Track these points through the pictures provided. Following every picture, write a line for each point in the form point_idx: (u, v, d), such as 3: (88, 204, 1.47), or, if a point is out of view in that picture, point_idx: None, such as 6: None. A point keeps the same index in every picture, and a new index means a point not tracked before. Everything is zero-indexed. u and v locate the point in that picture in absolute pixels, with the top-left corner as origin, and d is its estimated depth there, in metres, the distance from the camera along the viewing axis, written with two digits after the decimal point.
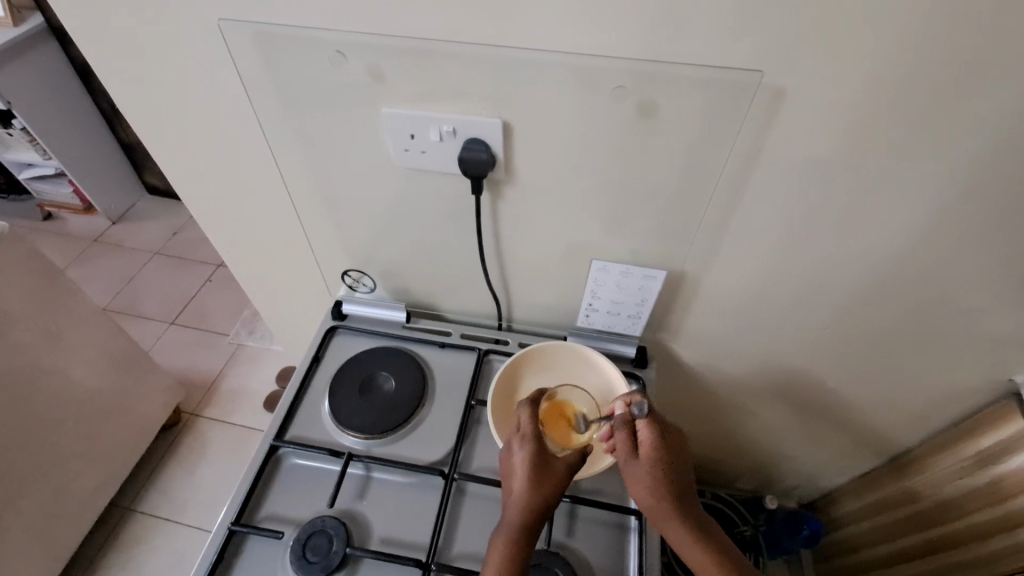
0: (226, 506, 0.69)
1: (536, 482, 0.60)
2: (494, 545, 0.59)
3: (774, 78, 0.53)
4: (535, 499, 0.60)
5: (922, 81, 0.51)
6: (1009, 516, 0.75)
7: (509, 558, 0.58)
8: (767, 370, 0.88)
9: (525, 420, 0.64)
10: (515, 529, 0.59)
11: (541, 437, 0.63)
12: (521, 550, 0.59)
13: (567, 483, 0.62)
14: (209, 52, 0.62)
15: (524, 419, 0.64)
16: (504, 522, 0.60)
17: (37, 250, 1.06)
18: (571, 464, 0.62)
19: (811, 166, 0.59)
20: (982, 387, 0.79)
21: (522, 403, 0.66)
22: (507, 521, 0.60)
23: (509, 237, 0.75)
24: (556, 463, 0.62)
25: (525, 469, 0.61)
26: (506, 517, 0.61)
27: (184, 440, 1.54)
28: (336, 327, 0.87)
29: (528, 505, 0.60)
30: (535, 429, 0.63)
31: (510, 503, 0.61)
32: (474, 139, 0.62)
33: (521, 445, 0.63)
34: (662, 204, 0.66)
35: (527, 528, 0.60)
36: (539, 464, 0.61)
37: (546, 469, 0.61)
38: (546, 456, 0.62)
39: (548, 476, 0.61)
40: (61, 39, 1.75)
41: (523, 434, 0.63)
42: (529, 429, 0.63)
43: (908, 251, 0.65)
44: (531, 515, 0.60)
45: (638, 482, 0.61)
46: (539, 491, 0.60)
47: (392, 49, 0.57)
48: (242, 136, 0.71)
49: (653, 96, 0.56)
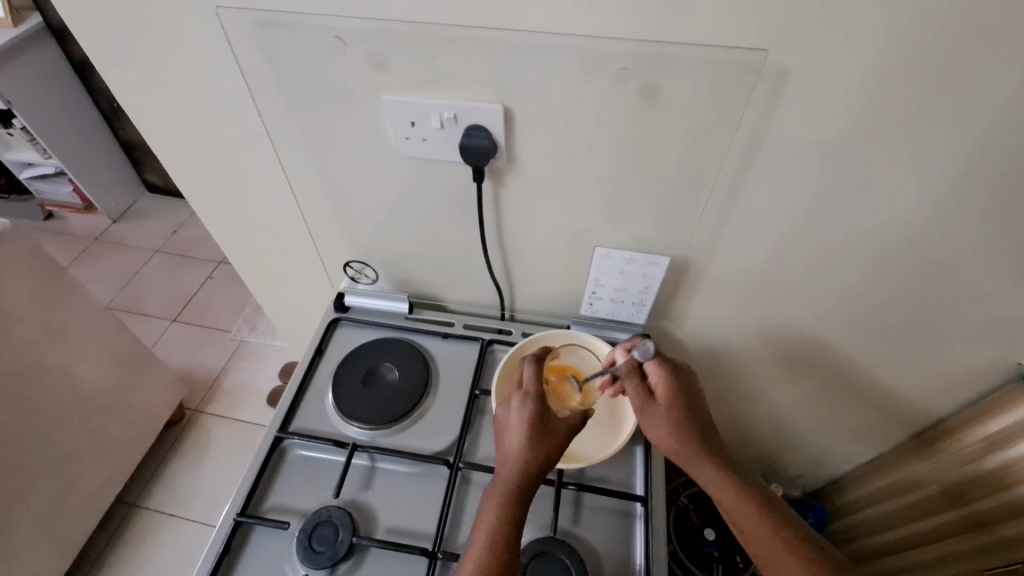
0: (232, 498, 0.69)
1: (534, 441, 0.61)
2: (485, 509, 0.58)
3: (778, 58, 0.52)
4: (533, 456, 0.60)
5: (928, 57, 0.50)
6: (1004, 508, 0.75)
7: (505, 518, 0.57)
8: (773, 357, 0.87)
9: (528, 376, 0.66)
10: (511, 487, 0.59)
11: (542, 394, 0.65)
12: (514, 513, 0.58)
13: (564, 445, 0.63)
14: (207, 40, 0.61)
15: (528, 377, 0.66)
16: (498, 481, 0.60)
17: (39, 247, 1.06)
18: (572, 424, 0.63)
19: (816, 148, 0.58)
20: (988, 371, 0.78)
21: (526, 360, 0.67)
22: (500, 479, 0.60)
23: (511, 226, 0.74)
24: (557, 423, 0.63)
25: (525, 427, 0.62)
26: (499, 474, 0.60)
27: (188, 437, 1.54)
28: (339, 319, 0.87)
29: (526, 461, 0.60)
30: (538, 386, 0.65)
31: (506, 459, 0.61)
32: (475, 126, 0.62)
33: (523, 401, 0.64)
34: (665, 189, 0.66)
35: (522, 487, 0.59)
36: (539, 421, 0.62)
37: (546, 427, 0.62)
38: (547, 415, 0.63)
39: (547, 436, 0.62)
40: (59, 38, 1.75)
41: (524, 391, 0.65)
42: (532, 386, 0.65)
43: (913, 234, 0.65)
44: (527, 473, 0.60)
45: (658, 427, 0.65)
46: (539, 449, 0.61)
47: (390, 34, 0.56)
48: (240, 125, 0.70)
49: (655, 79, 0.56)
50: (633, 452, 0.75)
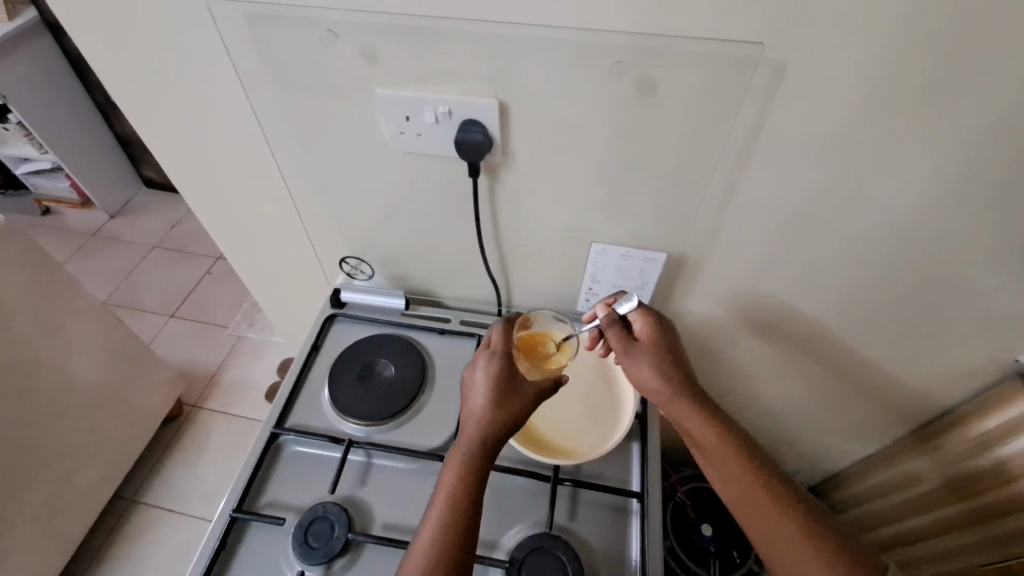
0: (228, 494, 0.69)
1: (499, 399, 0.61)
2: (447, 466, 0.58)
3: (776, 52, 0.52)
4: (497, 414, 0.60)
5: (927, 51, 0.50)
6: (1002, 502, 0.75)
7: (466, 474, 0.56)
8: (770, 352, 0.87)
9: (495, 339, 0.67)
10: (473, 444, 0.58)
11: (509, 356, 0.65)
12: (475, 470, 0.57)
13: (532, 408, 0.62)
14: (199, 34, 0.61)
15: (496, 339, 0.67)
16: (461, 439, 0.59)
17: (34, 243, 1.06)
18: (541, 387, 0.62)
19: (813, 143, 0.58)
20: (986, 368, 0.78)
21: (495, 326, 0.69)
22: (464, 437, 0.59)
23: (508, 222, 0.74)
24: (524, 384, 0.62)
25: (489, 385, 0.61)
26: (463, 432, 0.60)
27: (186, 432, 1.54)
28: (335, 315, 0.86)
29: (491, 419, 0.59)
30: (505, 347, 0.66)
31: (469, 418, 0.60)
32: (470, 120, 0.62)
33: (488, 362, 0.64)
34: (662, 184, 0.65)
35: (484, 445, 0.58)
36: (504, 381, 0.62)
37: (512, 388, 0.62)
38: (513, 374, 0.63)
39: (513, 395, 0.61)
40: (55, 32, 1.74)
41: (491, 351, 0.66)
42: (499, 347, 0.66)
43: (912, 229, 0.64)
44: (489, 430, 0.59)
45: (642, 371, 0.65)
46: (505, 407, 0.60)
47: (384, 27, 0.56)
48: (234, 119, 0.70)
49: (652, 73, 0.55)
50: (629, 447, 0.75)
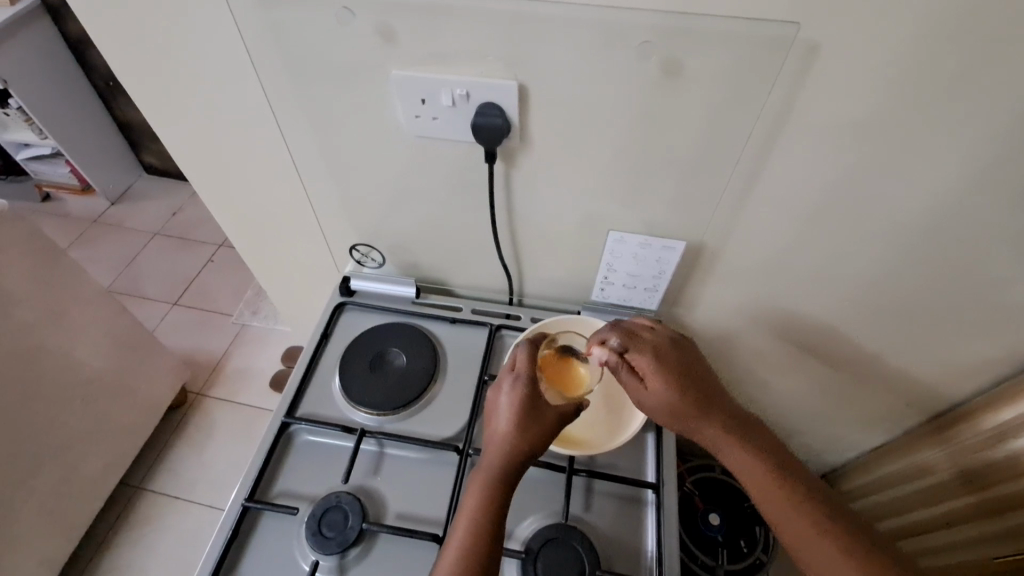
0: (240, 484, 0.68)
1: (522, 424, 0.59)
2: (471, 490, 0.57)
3: (809, 32, 0.50)
4: (520, 439, 0.58)
5: (967, 32, 0.48)
6: (1009, 496, 0.75)
7: (485, 500, 0.56)
8: (785, 342, 0.86)
9: (520, 359, 0.64)
10: (492, 469, 0.57)
11: (535, 378, 0.62)
12: (496, 496, 0.56)
13: (553, 433, 0.60)
14: (208, 11, 0.59)
15: (520, 360, 0.64)
16: (483, 463, 0.58)
17: (37, 229, 1.04)
18: (562, 412, 0.60)
19: (842, 129, 0.56)
20: (1006, 359, 0.77)
21: (520, 344, 0.66)
22: (486, 461, 0.58)
23: (522, 209, 0.72)
24: (547, 410, 0.60)
25: (513, 409, 0.60)
26: (486, 456, 0.59)
27: (191, 420, 1.54)
28: (344, 303, 0.85)
29: (513, 444, 0.58)
30: (529, 370, 0.63)
31: (491, 441, 0.59)
32: (488, 103, 0.60)
33: (512, 385, 0.62)
34: (683, 170, 0.64)
35: (506, 471, 0.57)
36: (528, 405, 0.60)
37: (536, 413, 0.60)
38: (537, 399, 0.61)
39: (536, 420, 0.60)
40: (54, 14, 1.70)
41: (516, 372, 0.63)
42: (524, 368, 0.63)
43: (936, 218, 0.63)
44: (511, 455, 0.58)
45: (659, 399, 0.63)
46: (527, 431, 0.59)
47: (400, 5, 0.54)
48: (243, 100, 0.68)
49: (678, 54, 0.54)
50: (643, 439, 0.74)
